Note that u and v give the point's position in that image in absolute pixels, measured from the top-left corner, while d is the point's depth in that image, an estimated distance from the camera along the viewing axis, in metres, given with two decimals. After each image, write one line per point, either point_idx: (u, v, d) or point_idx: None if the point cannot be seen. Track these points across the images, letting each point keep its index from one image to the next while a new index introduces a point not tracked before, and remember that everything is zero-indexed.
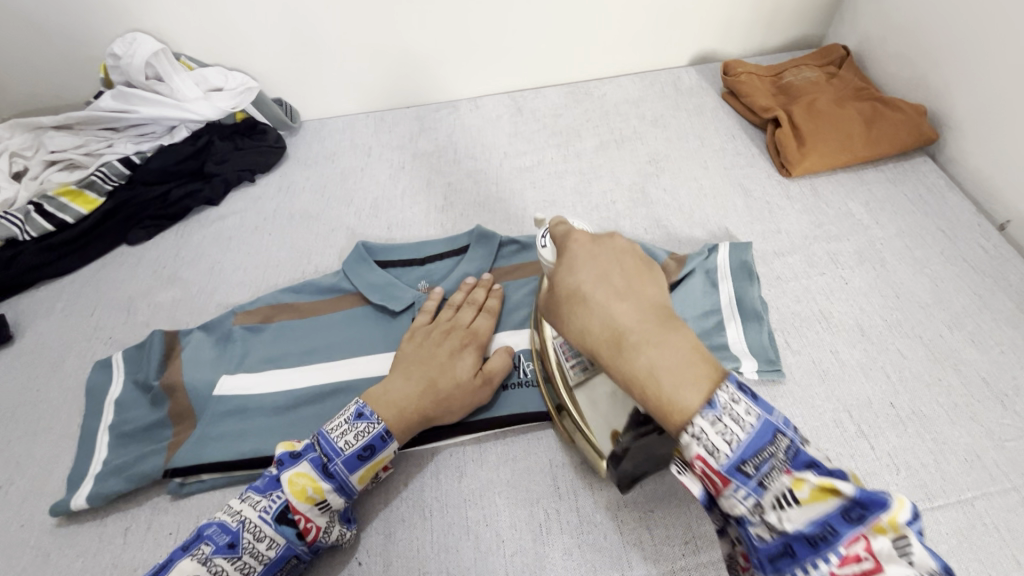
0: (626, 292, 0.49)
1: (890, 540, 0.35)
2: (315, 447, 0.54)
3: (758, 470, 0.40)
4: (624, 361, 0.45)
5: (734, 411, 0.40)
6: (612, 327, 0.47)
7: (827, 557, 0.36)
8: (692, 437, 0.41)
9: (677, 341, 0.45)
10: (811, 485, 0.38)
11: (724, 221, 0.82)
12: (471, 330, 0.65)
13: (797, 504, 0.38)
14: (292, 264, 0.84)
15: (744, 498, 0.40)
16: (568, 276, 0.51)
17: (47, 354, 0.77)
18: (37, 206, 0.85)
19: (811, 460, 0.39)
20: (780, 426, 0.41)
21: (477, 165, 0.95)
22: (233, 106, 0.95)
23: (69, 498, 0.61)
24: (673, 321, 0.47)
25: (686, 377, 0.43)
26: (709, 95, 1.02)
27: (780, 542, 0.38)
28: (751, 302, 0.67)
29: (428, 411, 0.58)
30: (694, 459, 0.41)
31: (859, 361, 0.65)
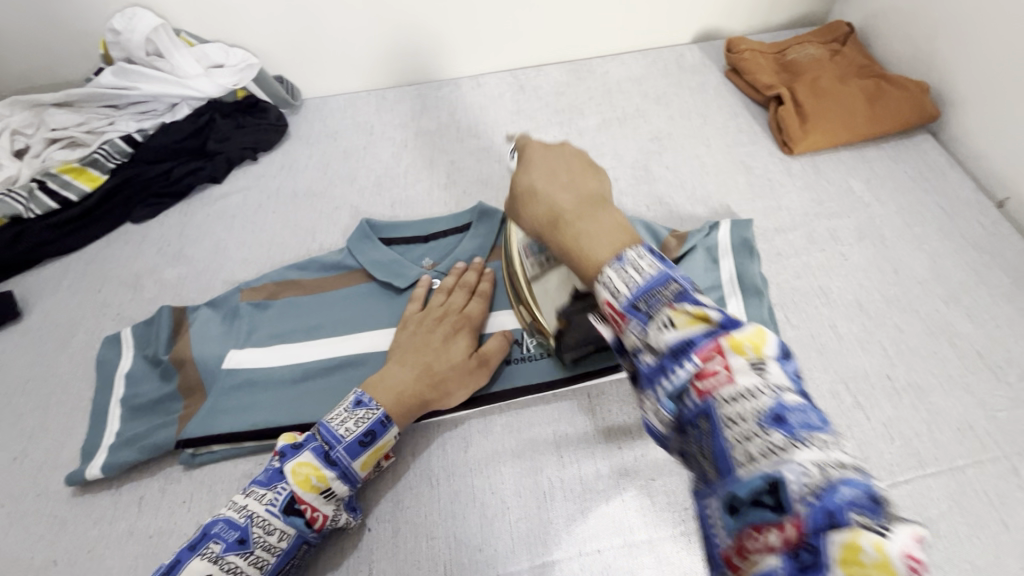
0: (568, 182, 0.49)
1: (750, 361, 0.33)
2: (317, 437, 0.55)
3: (649, 306, 0.38)
4: (563, 237, 0.46)
5: (637, 262, 0.40)
6: (551, 209, 0.48)
7: (689, 368, 0.34)
8: (602, 284, 0.40)
9: (608, 223, 0.45)
10: (690, 313, 0.36)
11: (726, 199, 0.82)
12: (465, 314, 0.65)
13: (674, 327, 0.36)
14: (296, 241, 0.85)
15: (636, 331, 0.38)
16: (523, 176, 0.50)
17: (57, 330, 0.78)
18: (41, 183, 0.85)
19: (697, 298, 0.37)
20: (676, 277, 0.39)
21: (479, 143, 0.95)
22: (235, 82, 0.95)
23: (84, 468, 0.62)
24: (608, 205, 0.47)
25: (608, 240, 0.43)
26: (712, 73, 1.01)
27: (659, 363, 0.36)
28: (751, 278, 0.68)
29: (426, 395, 0.59)
30: (602, 305, 0.40)
31: (856, 335, 0.66)
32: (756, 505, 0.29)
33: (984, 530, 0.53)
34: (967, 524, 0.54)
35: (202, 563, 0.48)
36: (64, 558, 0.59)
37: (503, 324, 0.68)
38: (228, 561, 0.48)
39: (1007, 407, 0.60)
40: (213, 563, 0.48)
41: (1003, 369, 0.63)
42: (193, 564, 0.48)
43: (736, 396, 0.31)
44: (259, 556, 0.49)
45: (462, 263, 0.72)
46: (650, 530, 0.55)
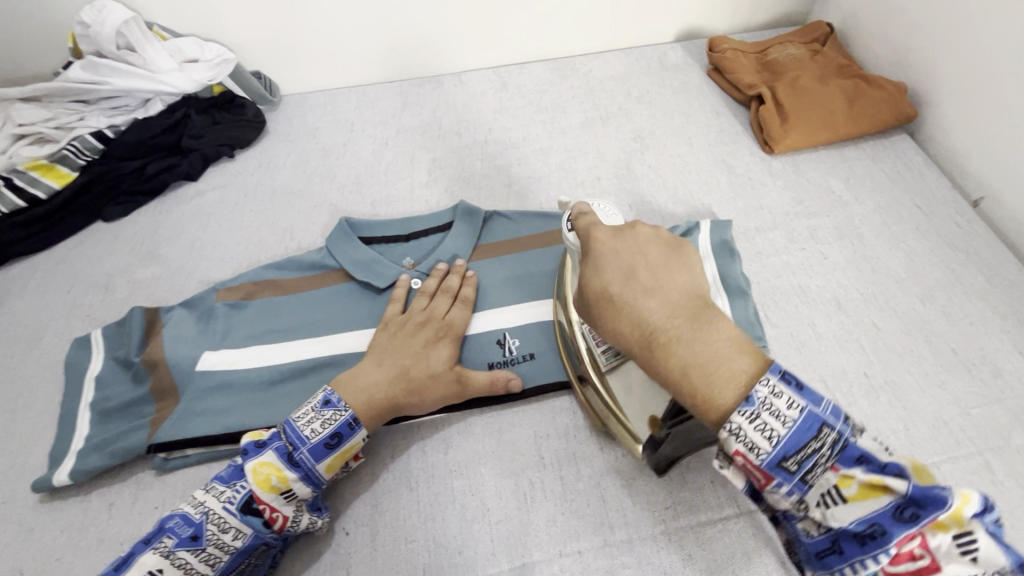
0: (654, 289, 0.47)
1: (953, 539, 0.35)
2: (282, 437, 0.54)
3: (801, 466, 0.39)
4: (663, 364, 0.44)
5: (774, 406, 0.40)
6: (642, 327, 0.46)
7: (877, 557, 0.36)
8: (731, 433, 0.40)
9: (715, 338, 0.43)
10: (860, 483, 0.38)
11: (708, 198, 0.82)
12: (446, 321, 0.65)
13: (844, 501, 0.38)
14: (275, 240, 0.83)
15: (788, 495, 0.40)
16: (595, 278, 0.49)
17: (24, 331, 0.76)
18: (7, 180, 0.82)
19: (862, 456, 0.38)
20: (825, 418, 0.40)
21: (461, 141, 0.94)
22: (210, 78, 0.92)
23: (52, 474, 0.60)
24: (708, 310, 0.46)
25: (727, 381, 0.42)
26: (695, 72, 1.01)
27: (831, 541, 0.39)
28: (734, 278, 0.68)
29: (400, 399, 0.58)
30: (733, 454, 0.41)
31: (835, 334, 0.67)
32: (879, 541, 0.37)
33: None
34: None
35: (154, 557, 0.48)
36: (29, 568, 0.57)
37: (485, 324, 0.67)
38: (180, 557, 0.49)
39: (980, 404, 0.61)
40: (164, 557, 0.48)
41: (977, 366, 0.64)
42: (144, 557, 0.49)
43: None
44: (211, 553, 0.50)
45: (445, 264, 0.71)
46: (631, 530, 0.55)
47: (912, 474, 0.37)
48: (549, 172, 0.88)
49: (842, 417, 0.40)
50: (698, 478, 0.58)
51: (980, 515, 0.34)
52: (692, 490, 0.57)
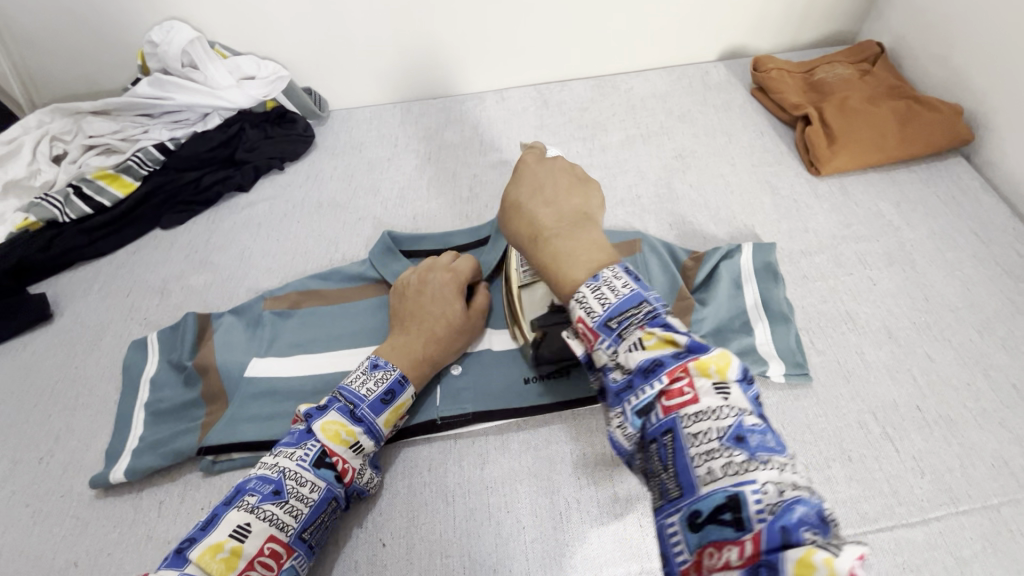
0: (553, 201, 0.55)
1: (713, 382, 0.40)
2: (337, 395, 0.57)
3: (621, 325, 0.44)
4: (538, 251, 0.53)
5: (612, 282, 0.46)
6: (533, 226, 0.54)
7: (655, 382, 0.41)
8: (577, 302, 0.47)
9: (586, 239, 0.52)
10: (658, 338, 0.43)
11: (751, 220, 0.81)
12: (452, 270, 0.66)
13: (642, 347, 0.43)
14: (320, 251, 0.86)
15: (607, 348, 0.45)
16: (512, 190, 0.58)
17: (86, 331, 0.80)
18: (76, 188, 0.88)
19: (666, 322, 0.43)
20: (648, 298, 0.45)
21: (502, 157, 0.96)
22: (265, 94, 0.97)
23: (108, 471, 0.63)
24: (587, 223, 0.54)
25: (585, 262, 0.49)
26: (738, 91, 1.01)
27: (627, 380, 0.43)
28: (777, 303, 0.67)
29: (436, 355, 0.62)
30: (577, 321, 0.47)
31: (885, 363, 0.65)
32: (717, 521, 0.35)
33: (1018, 572, 0.51)
34: (1001, 565, 0.52)
35: (239, 513, 0.49)
36: (84, 561, 0.59)
37: None
38: (265, 510, 0.49)
39: None
40: (249, 512, 0.49)
41: None
42: (229, 515, 0.48)
43: (699, 414, 0.38)
44: (293, 506, 0.50)
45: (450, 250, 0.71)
46: None
47: (694, 335, 0.43)
48: None
49: (663, 303, 0.46)
50: None
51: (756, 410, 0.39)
52: None
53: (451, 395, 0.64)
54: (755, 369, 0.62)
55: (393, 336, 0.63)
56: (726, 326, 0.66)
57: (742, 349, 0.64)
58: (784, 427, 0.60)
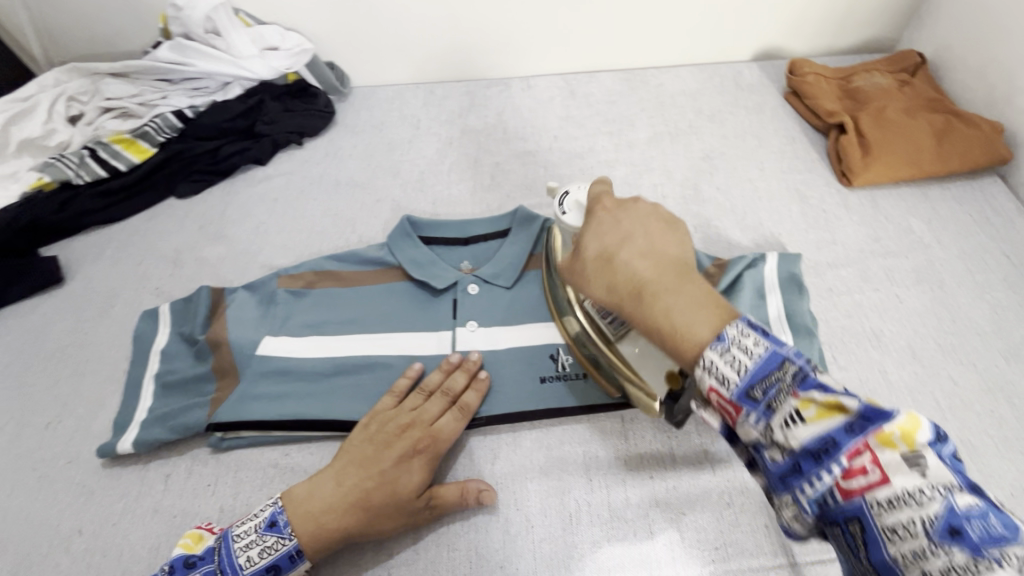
0: (650, 249, 0.49)
1: (901, 455, 0.36)
2: (215, 550, 0.53)
3: (766, 394, 0.41)
4: (646, 309, 0.46)
5: (743, 343, 0.41)
6: (634, 277, 0.48)
7: (830, 469, 0.37)
8: (705, 370, 0.42)
9: (698, 293, 0.46)
10: (817, 404, 0.38)
11: (777, 228, 0.79)
12: (432, 434, 0.57)
13: (802, 421, 0.39)
14: (337, 231, 0.85)
15: (755, 422, 0.41)
16: (593, 241, 0.52)
17: (96, 298, 0.79)
18: (91, 151, 0.86)
19: (819, 382, 0.39)
20: (788, 355, 0.41)
21: (526, 147, 0.94)
22: (288, 67, 0.95)
23: (116, 442, 0.63)
24: (693, 274, 0.48)
25: (704, 317, 0.44)
26: (770, 94, 0.98)
27: (791, 462, 0.39)
28: (800, 316, 0.67)
29: (352, 529, 0.53)
30: (708, 391, 0.43)
31: (908, 384, 0.64)
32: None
33: None
34: None
35: None
36: (89, 529, 0.59)
37: (540, 336, 0.67)
38: None
39: None
40: None
41: None
42: None
43: (893, 501, 0.35)
44: None
45: (458, 355, 0.64)
46: (678, 566, 0.53)
47: (864, 397, 0.38)
48: (613, 186, 0.87)
49: (803, 353, 0.41)
50: (751, 521, 0.55)
51: (796, 357, 0.41)
52: (745, 532, 0.55)
53: None
54: None
55: (315, 485, 0.55)
56: None
57: None
58: None
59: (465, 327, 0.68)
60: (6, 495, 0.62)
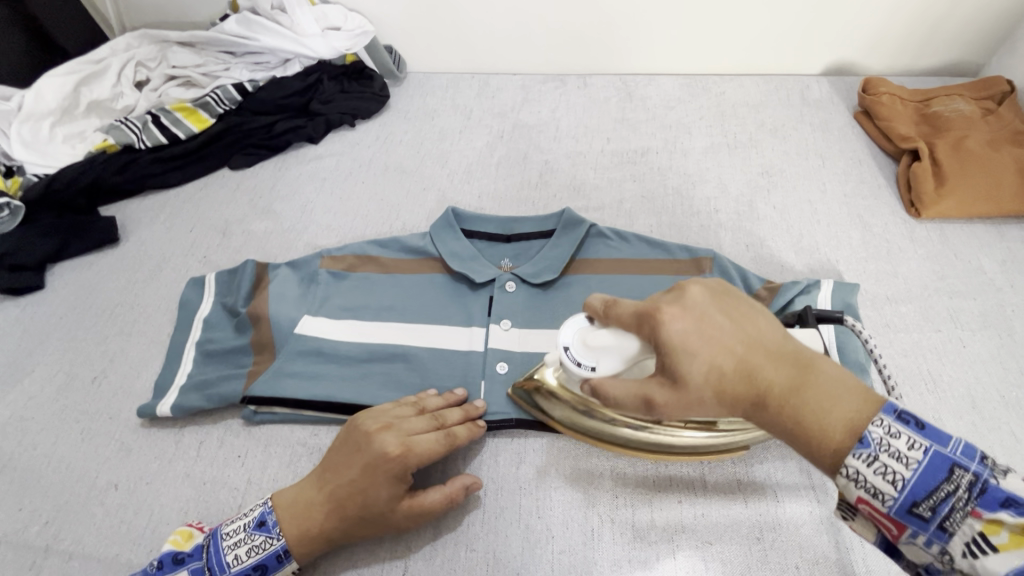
0: (748, 346, 0.44)
1: None
2: (204, 547, 0.54)
3: (936, 512, 0.37)
4: (774, 419, 0.42)
5: (893, 448, 0.38)
6: (752, 386, 0.43)
7: None
8: (852, 482, 0.39)
9: (817, 382, 0.42)
10: (1008, 527, 0.35)
11: (835, 254, 0.76)
12: (404, 449, 0.53)
13: (995, 550, 0.35)
14: (381, 217, 0.85)
15: (925, 542, 0.37)
16: (689, 360, 0.44)
17: (147, 260, 0.81)
18: (154, 117, 0.90)
19: (1010, 499, 0.36)
20: (959, 462, 0.37)
21: (577, 147, 0.92)
22: (348, 47, 0.96)
23: (155, 403, 0.65)
24: (797, 355, 0.43)
25: (833, 411, 0.40)
26: (838, 111, 0.94)
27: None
28: (851, 350, 0.64)
29: (333, 534, 0.53)
30: (858, 502, 0.39)
31: (964, 435, 0.60)
32: None
33: None
34: None
35: None
36: (124, 485, 0.61)
37: None
38: None
39: None
40: None
41: None
42: None
43: None
44: None
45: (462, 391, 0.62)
46: None
47: None
48: (665, 195, 0.84)
49: (977, 457, 0.37)
50: (782, 560, 0.53)
51: (970, 463, 0.37)
52: (774, 571, 0.53)
53: (492, 388, 0.63)
54: None
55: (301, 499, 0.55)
56: None
57: None
58: None
59: (499, 326, 0.67)
60: (51, 442, 0.65)
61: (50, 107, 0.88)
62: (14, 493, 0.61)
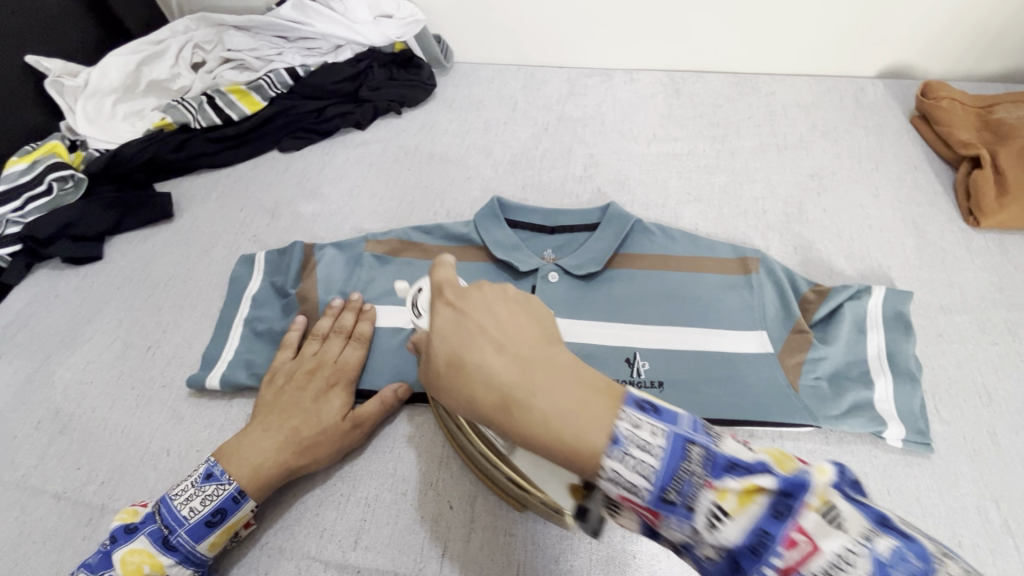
0: (504, 341, 0.39)
1: (821, 514, 0.32)
2: (160, 515, 0.54)
3: (682, 493, 0.33)
4: (524, 424, 0.36)
5: (639, 438, 0.35)
6: (497, 385, 0.38)
7: (770, 565, 0.31)
8: (608, 481, 0.35)
9: (565, 380, 0.37)
10: (735, 490, 0.32)
11: (887, 261, 0.74)
12: (336, 365, 0.63)
13: (727, 517, 0.32)
14: (426, 204, 0.86)
15: (679, 528, 0.34)
16: (439, 344, 0.41)
17: (199, 237, 0.84)
18: (210, 99, 0.92)
19: (730, 461, 0.33)
20: (688, 434, 0.35)
21: (622, 142, 0.92)
22: (398, 36, 0.98)
23: (206, 374, 0.67)
24: (556, 353, 0.39)
25: (581, 409, 0.36)
26: (893, 115, 0.91)
27: (726, 562, 0.33)
28: (904, 359, 0.63)
29: (292, 463, 0.57)
30: (618, 501, 0.35)
31: (1020, 452, 0.58)
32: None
33: None
34: None
35: None
36: (176, 451, 0.64)
37: (616, 340, 0.66)
38: None
39: None
40: None
41: None
42: None
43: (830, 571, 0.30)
44: None
45: (359, 296, 0.70)
46: None
47: (766, 460, 0.33)
48: (711, 194, 0.83)
49: (700, 428, 0.35)
50: None
51: (697, 435, 0.35)
52: None
53: None
54: (869, 427, 0.59)
55: (250, 459, 0.56)
56: (843, 371, 0.63)
57: (857, 405, 0.60)
58: (891, 494, 0.57)
59: None
60: (107, 406, 0.67)
61: (113, 85, 0.92)
62: (73, 453, 0.64)
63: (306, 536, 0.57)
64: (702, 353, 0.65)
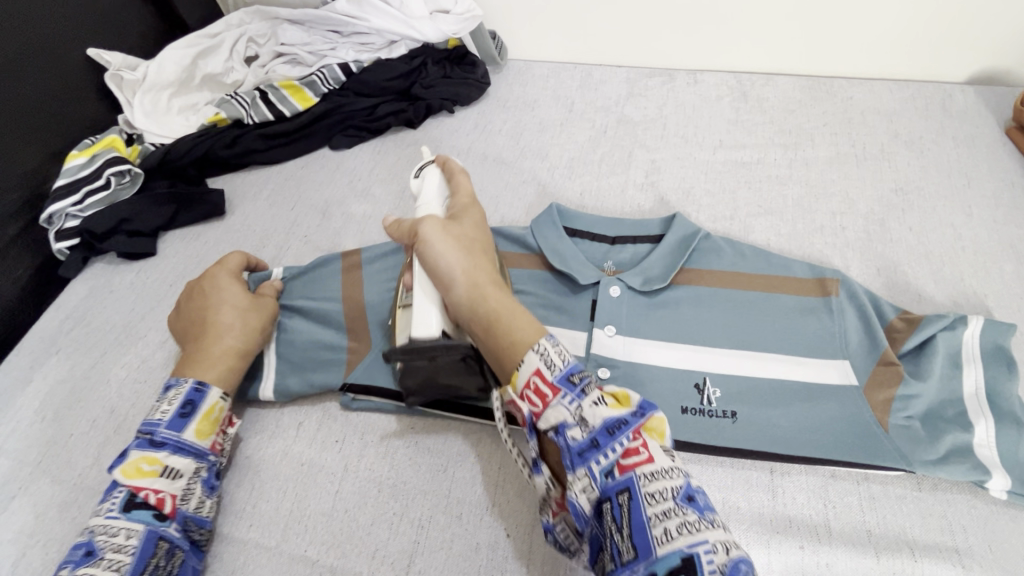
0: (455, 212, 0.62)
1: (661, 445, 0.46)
2: (141, 432, 0.57)
3: (580, 382, 0.48)
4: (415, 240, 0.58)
5: (555, 349, 0.50)
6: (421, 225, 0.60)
7: (618, 444, 0.45)
8: (538, 353, 0.50)
9: (458, 236, 0.59)
10: (614, 400, 0.48)
11: (983, 288, 0.68)
12: (219, 270, 0.68)
13: (604, 406, 0.47)
14: (479, 208, 0.82)
15: (570, 402, 0.47)
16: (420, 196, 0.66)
17: (251, 235, 0.83)
18: (262, 94, 0.90)
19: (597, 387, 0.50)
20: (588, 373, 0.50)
21: (685, 147, 0.87)
22: (455, 31, 0.93)
23: (258, 381, 0.66)
24: (476, 237, 0.60)
25: (452, 249, 0.57)
26: (986, 126, 0.84)
27: (590, 438, 0.46)
28: (1008, 400, 0.57)
29: (241, 342, 0.63)
30: (530, 375, 0.49)
31: None
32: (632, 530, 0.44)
33: None
34: None
35: None
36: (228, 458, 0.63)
37: (684, 363, 0.62)
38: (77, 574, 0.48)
39: None
40: None
41: None
42: None
43: (655, 471, 0.43)
44: (110, 558, 0.49)
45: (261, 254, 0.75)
46: None
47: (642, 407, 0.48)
48: (784, 207, 0.78)
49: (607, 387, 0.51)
50: None
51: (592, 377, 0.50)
52: None
53: None
54: (971, 475, 0.54)
55: (210, 362, 0.61)
56: (937, 411, 0.57)
57: (955, 449, 0.55)
58: (992, 550, 0.52)
59: (602, 331, 0.63)
60: None
61: (169, 79, 0.91)
62: None
63: (359, 556, 0.55)
64: (778, 383, 0.60)
